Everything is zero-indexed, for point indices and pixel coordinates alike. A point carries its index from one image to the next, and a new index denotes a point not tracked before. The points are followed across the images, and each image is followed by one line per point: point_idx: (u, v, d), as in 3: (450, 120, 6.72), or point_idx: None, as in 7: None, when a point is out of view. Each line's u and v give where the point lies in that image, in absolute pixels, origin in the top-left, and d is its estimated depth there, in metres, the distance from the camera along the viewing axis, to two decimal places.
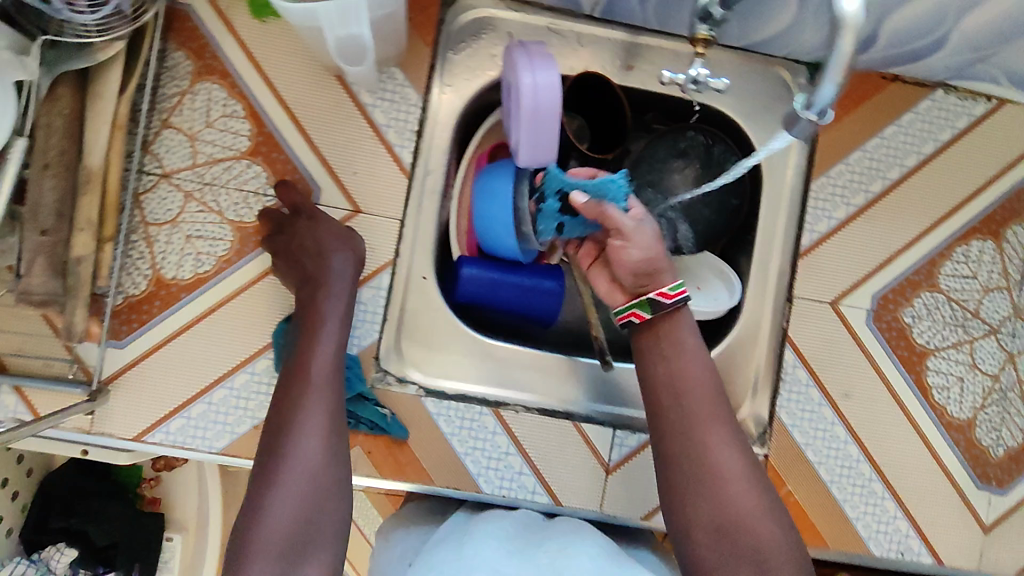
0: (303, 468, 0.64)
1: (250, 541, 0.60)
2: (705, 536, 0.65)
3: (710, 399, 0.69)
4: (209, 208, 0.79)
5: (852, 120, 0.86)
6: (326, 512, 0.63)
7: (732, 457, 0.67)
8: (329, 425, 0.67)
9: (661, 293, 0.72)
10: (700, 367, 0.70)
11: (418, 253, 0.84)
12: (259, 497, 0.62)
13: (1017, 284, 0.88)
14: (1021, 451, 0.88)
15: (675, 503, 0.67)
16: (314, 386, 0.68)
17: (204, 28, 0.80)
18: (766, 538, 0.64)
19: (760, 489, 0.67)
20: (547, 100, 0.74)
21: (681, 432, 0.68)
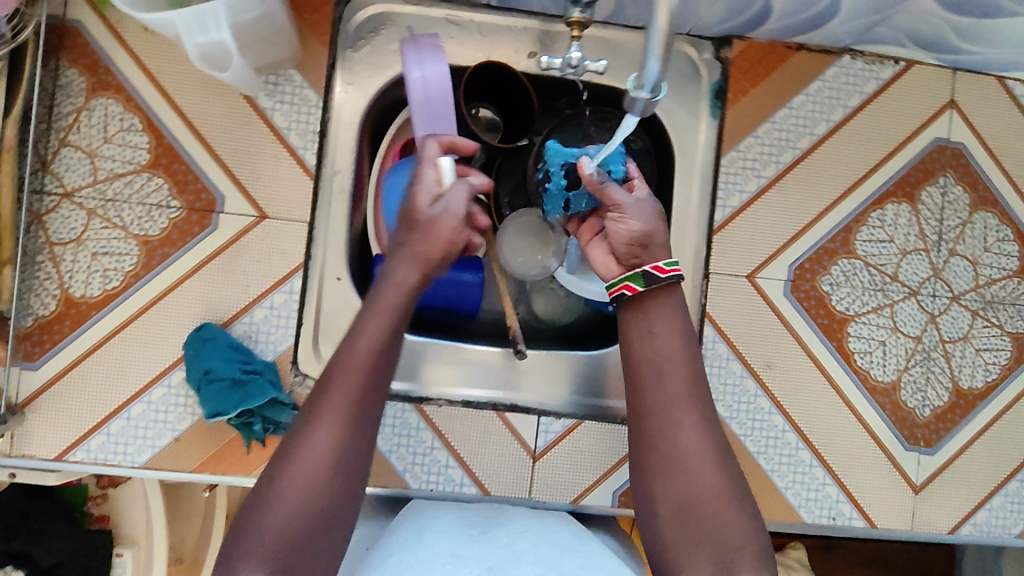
0: (308, 487, 0.59)
1: (239, 554, 0.56)
2: (669, 515, 0.67)
3: (688, 381, 0.71)
4: (113, 224, 0.79)
5: (760, 92, 0.86)
6: (330, 525, 0.59)
7: (706, 441, 0.69)
8: (347, 446, 0.61)
9: (655, 267, 0.72)
10: (682, 351, 0.72)
11: (329, 256, 0.84)
12: (258, 508, 0.58)
13: (935, 245, 0.88)
14: (948, 411, 0.89)
15: (645, 480, 0.70)
16: (343, 399, 0.61)
17: (94, 43, 0.79)
18: (728, 523, 0.66)
19: (726, 475, 0.68)
20: (437, 94, 0.74)
21: (659, 412, 0.70)
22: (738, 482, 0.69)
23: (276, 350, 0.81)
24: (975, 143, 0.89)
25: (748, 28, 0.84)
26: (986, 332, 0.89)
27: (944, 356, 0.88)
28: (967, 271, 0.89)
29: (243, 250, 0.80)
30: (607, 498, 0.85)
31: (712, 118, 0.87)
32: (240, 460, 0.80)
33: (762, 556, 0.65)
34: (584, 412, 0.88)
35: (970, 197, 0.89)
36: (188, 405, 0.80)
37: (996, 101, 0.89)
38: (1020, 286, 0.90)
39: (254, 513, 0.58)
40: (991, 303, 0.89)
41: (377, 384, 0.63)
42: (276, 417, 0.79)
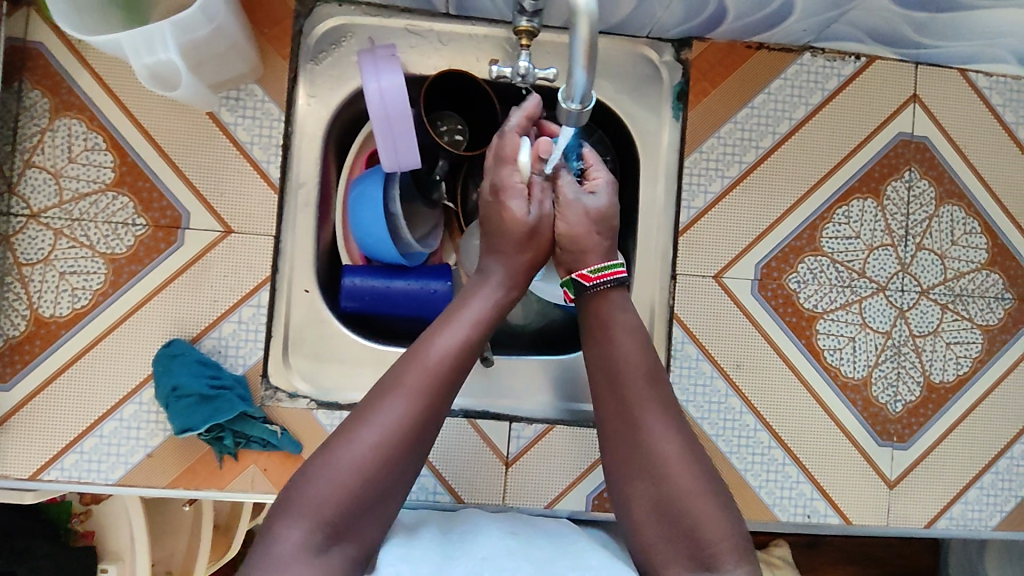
0: (374, 449, 0.64)
1: (294, 509, 0.62)
2: (645, 514, 0.68)
3: (646, 380, 0.71)
4: (81, 243, 0.80)
5: (721, 93, 0.86)
6: (380, 493, 0.64)
7: (670, 438, 0.69)
8: (419, 418, 0.67)
9: (582, 275, 0.76)
10: (637, 353, 0.72)
11: (296, 268, 0.84)
12: (324, 462, 0.64)
13: (902, 239, 0.88)
14: (920, 405, 0.89)
15: (619, 487, 0.70)
16: (420, 374, 0.68)
17: (56, 64, 0.79)
18: (703, 516, 0.65)
19: (701, 471, 0.68)
20: (395, 103, 0.74)
21: (621, 415, 0.71)
22: (715, 477, 0.68)
23: (246, 364, 0.82)
24: (939, 137, 0.89)
25: (707, 29, 0.84)
26: (956, 326, 0.89)
27: (915, 351, 0.89)
28: (934, 265, 0.89)
29: (209, 265, 0.81)
30: (582, 502, 0.85)
31: (675, 121, 0.88)
32: (213, 475, 0.80)
33: (739, 547, 0.65)
34: (557, 416, 0.88)
35: (935, 191, 0.89)
36: (159, 421, 0.80)
37: (959, 94, 0.89)
38: (989, 279, 0.90)
39: (315, 471, 0.64)
40: (960, 296, 0.89)
41: (456, 367, 0.70)
42: (247, 431, 0.80)
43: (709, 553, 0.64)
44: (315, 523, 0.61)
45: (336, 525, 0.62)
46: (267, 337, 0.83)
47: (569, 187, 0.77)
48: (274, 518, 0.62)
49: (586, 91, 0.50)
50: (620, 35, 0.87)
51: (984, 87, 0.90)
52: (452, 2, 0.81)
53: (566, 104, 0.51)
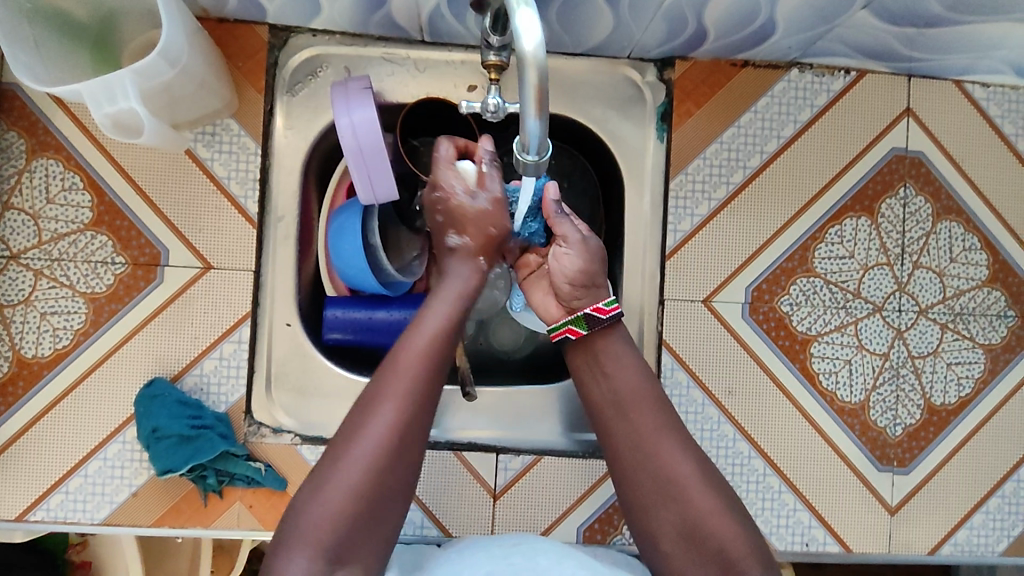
0: (369, 464, 0.60)
1: (292, 541, 0.58)
2: (671, 545, 0.64)
3: (655, 408, 0.68)
4: (61, 283, 0.79)
5: (706, 113, 0.84)
6: (380, 510, 0.61)
7: (686, 465, 0.66)
8: (410, 423, 0.62)
9: (596, 309, 0.71)
10: (640, 381, 0.70)
11: (277, 303, 0.83)
12: (318, 486, 0.60)
13: (898, 259, 0.86)
14: (921, 428, 0.86)
15: (639, 523, 0.67)
16: (408, 381, 0.63)
17: (32, 105, 0.79)
18: (731, 538, 0.63)
19: (721, 489, 0.66)
20: (368, 140, 0.74)
21: (633, 447, 0.67)
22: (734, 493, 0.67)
23: (228, 402, 0.81)
24: (935, 152, 0.86)
25: (689, 49, 0.82)
26: (957, 346, 0.86)
27: (914, 372, 0.86)
28: (933, 283, 0.86)
29: (189, 302, 0.80)
30: (571, 534, 0.83)
31: (659, 142, 0.86)
32: (198, 513, 0.80)
33: (767, 563, 0.63)
34: (552, 445, 0.86)
35: (932, 207, 0.86)
36: (143, 460, 0.80)
37: (954, 107, 0.87)
38: (991, 296, 0.87)
39: (308, 499, 0.60)
40: (960, 315, 0.86)
41: (443, 364, 0.66)
42: (229, 469, 0.79)
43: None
44: (317, 553, 0.58)
45: (339, 552, 0.58)
46: (249, 373, 0.82)
47: (573, 228, 0.74)
48: (274, 553, 0.59)
49: (542, 141, 0.49)
50: (601, 56, 0.85)
51: (980, 98, 0.87)
52: (427, 29, 0.80)
53: (523, 153, 0.50)
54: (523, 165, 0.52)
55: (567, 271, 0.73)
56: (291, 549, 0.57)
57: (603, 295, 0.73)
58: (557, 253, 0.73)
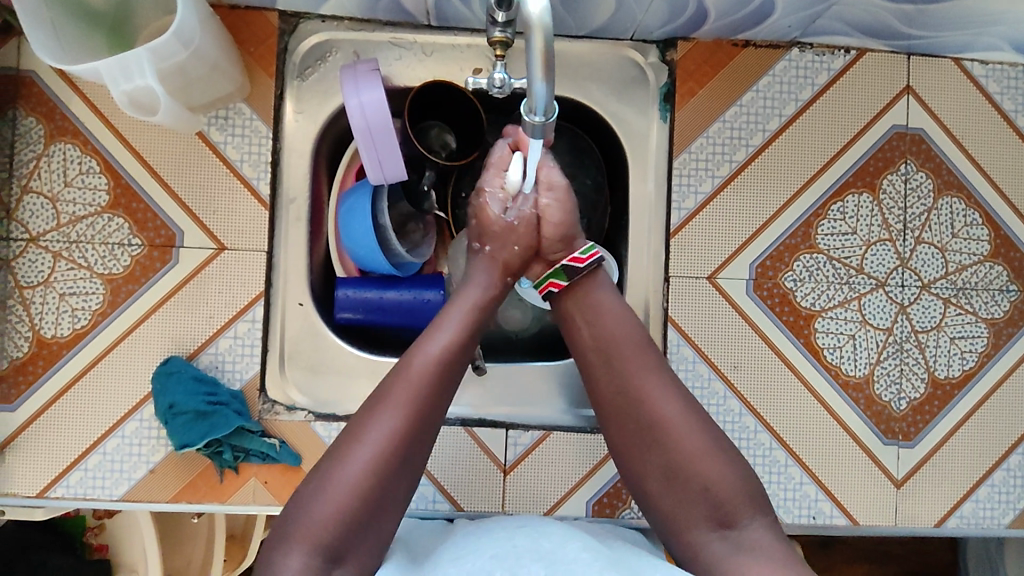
0: (364, 470, 0.63)
1: (291, 535, 0.61)
2: (657, 484, 0.67)
3: (639, 352, 0.71)
4: (79, 264, 0.81)
5: (708, 92, 0.86)
6: (376, 515, 0.63)
7: (670, 407, 0.68)
8: (407, 437, 0.65)
9: (573, 258, 0.76)
10: (624, 327, 0.72)
11: (290, 283, 0.85)
12: (317, 486, 0.63)
13: (900, 234, 0.87)
14: (926, 402, 0.87)
15: (627, 464, 0.70)
16: (407, 393, 0.66)
17: (49, 91, 0.81)
18: (714, 477, 0.65)
19: (704, 428, 0.68)
20: (376, 119, 0.75)
21: (616, 387, 0.70)
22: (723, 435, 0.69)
23: (243, 379, 0.82)
24: (935, 129, 0.87)
25: (691, 29, 0.83)
26: (960, 320, 0.87)
27: (918, 347, 0.87)
28: (935, 258, 0.87)
29: (204, 282, 0.82)
30: (581, 508, 0.85)
31: (662, 122, 0.87)
32: (214, 489, 0.81)
33: (754, 502, 0.65)
34: (561, 420, 0.88)
35: (933, 183, 0.87)
36: (160, 437, 0.81)
37: (954, 84, 0.88)
38: (993, 271, 0.88)
39: (307, 500, 0.62)
40: (963, 289, 0.87)
41: (443, 378, 0.68)
42: (245, 445, 0.80)
43: (727, 514, 0.64)
44: (313, 548, 0.60)
45: (335, 547, 0.61)
46: (263, 352, 0.84)
47: (558, 177, 0.78)
48: (273, 548, 0.61)
49: (548, 103, 0.50)
50: (604, 38, 0.87)
51: (979, 75, 0.88)
52: (433, 14, 0.81)
53: (530, 116, 0.52)
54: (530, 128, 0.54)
55: (551, 222, 0.77)
56: (290, 541, 0.61)
57: (580, 244, 0.78)
58: (540, 204, 0.77)
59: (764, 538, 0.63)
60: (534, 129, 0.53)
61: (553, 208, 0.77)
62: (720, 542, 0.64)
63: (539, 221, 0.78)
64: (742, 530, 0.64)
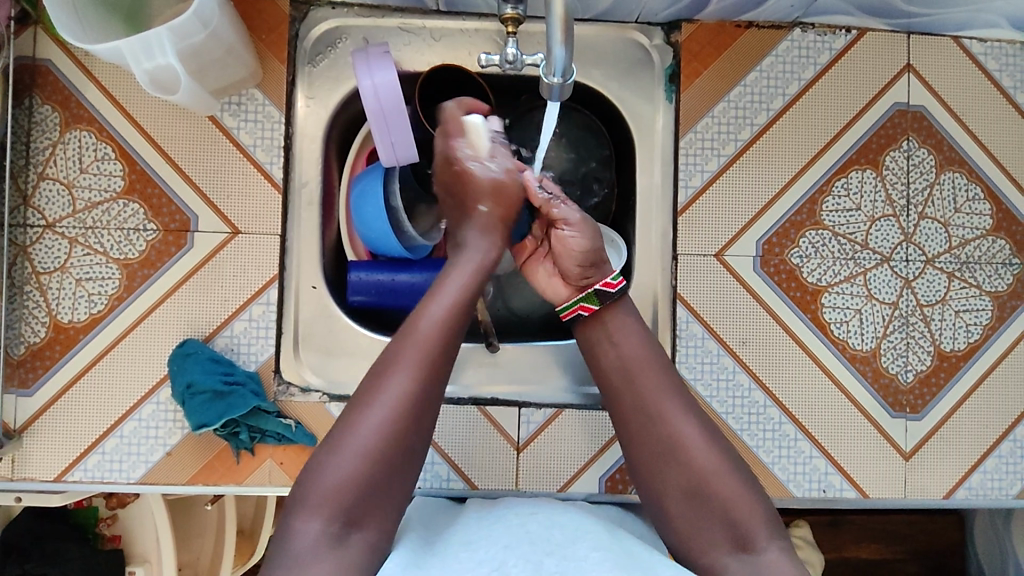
0: (379, 430, 0.63)
1: (308, 501, 0.62)
2: (677, 504, 0.66)
3: (659, 373, 0.71)
4: (95, 250, 0.82)
5: (713, 72, 0.87)
6: (391, 477, 0.64)
7: (689, 428, 0.68)
8: (419, 395, 0.65)
9: (604, 284, 0.74)
10: (644, 350, 0.72)
11: (304, 265, 0.87)
12: (333, 448, 0.64)
13: (904, 210, 0.88)
14: (932, 374, 0.88)
15: (645, 483, 0.68)
16: (419, 351, 0.67)
17: (65, 79, 0.82)
18: (732, 498, 0.65)
19: (723, 448, 0.68)
20: (389, 99, 0.77)
21: (639, 410, 0.70)
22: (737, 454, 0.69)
23: (258, 361, 0.83)
24: (936, 106, 0.89)
25: (695, 10, 0.85)
26: (964, 294, 0.89)
27: (923, 320, 0.88)
28: (939, 233, 0.88)
29: (219, 265, 0.83)
30: (594, 484, 0.85)
31: (669, 103, 0.89)
32: (230, 471, 0.82)
33: (771, 521, 0.65)
34: (569, 399, 0.88)
35: (935, 158, 0.89)
36: (176, 420, 0.82)
37: (954, 62, 0.89)
38: (996, 245, 0.89)
39: (321, 465, 0.63)
40: (966, 263, 0.89)
41: (452, 336, 0.69)
42: (261, 425, 0.81)
43: (745, 535, 0.64)
44: (329, 515, 0.61)
45: (352, 512, 0.62)
46: (277, 334, 0.85)
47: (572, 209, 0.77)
48: (288, 516, 0.62)
49: (566, 66, 0.53)
50: (609, 21, 0.89)
51: (978, 53, 0.90)
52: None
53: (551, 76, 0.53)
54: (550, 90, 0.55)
55: (573, 252, 0.76)
56: (307, 508, 0.61)
57: (609, 270, 0.76)
58: (562, 235, 0.76)
59: (782, 561, 0.62)
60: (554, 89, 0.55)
61: (579, 239, 0.75)
62: (737, 563, 0.63)
63: (558, 250, 0.77)
64: (761, 551, 0.63)
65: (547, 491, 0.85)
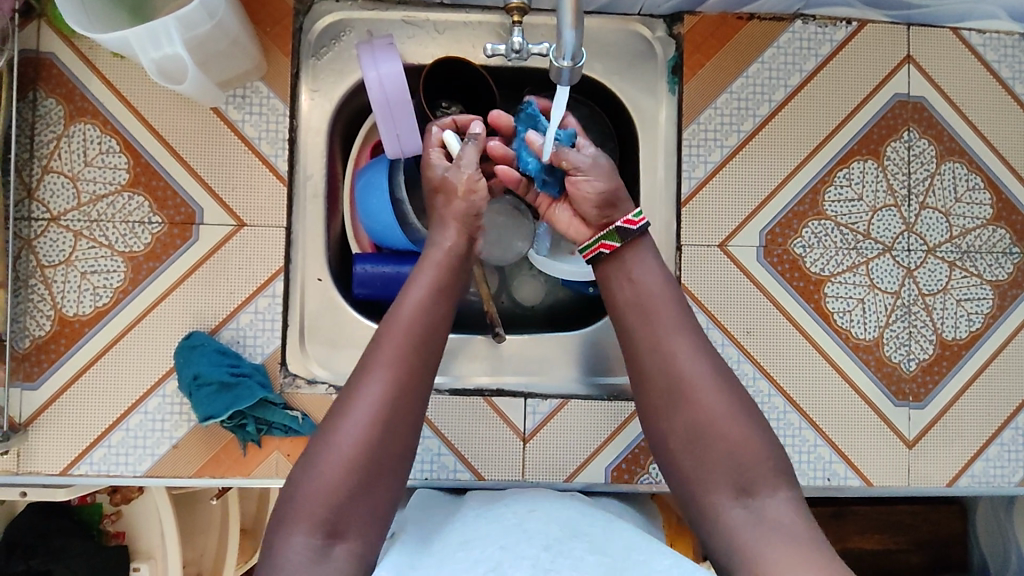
0: (356, 438, 0.63)
1: (291, 514, 0.62)
2: (680, 445, 0.66)
3: (672, 312, 0.70)
4: (100, 243, 0.82)
5: (716, 64, 0.88)
6: (373, 483, 0.63)
7: (697, 367, 0.67)
8: (395, 397, 0.65)
9: (626, 221, 0.73)
10: (659, 288, 0.71)
11: (309, 258, 0.87)
12: (313, 459, 0.64)
13: (905, 200, 0.89)
14: (934, 363, 0.89)
15: (651, 421, 0.68)
16: (392, 355, 0.67)
17: (68, 72, 0.82)
18: (738, 441, 0.64)
19: (732, 390, 0.66)
20: (394, 89, 0.77)
21: (650, 344, 0.68)
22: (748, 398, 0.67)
23: (264, 354, 0.83)
24: (936, 96, 0.90)
25: (696, 1, 0.86)
26: (966, 283, 0.89)
27: (925, 309, 0.89)
28: (940, 223, 0.89)
29: (224, 257, 0.83)
30: (601, 474, 0.86)
31: (671, 95, 0.90)
32: (237, 463, 0.82)
33: (776, 472, 0.63)
34: (575, 390, 0.90)
35: (935, 148, 0.89)
36: (183, 412, 0.82)
37: (953, 53, 0.90)
38: (996, 234, 0.90)
39: (302, 476, 0.63)
40: (967, 252, 0.89)
41: (426, 337, 0.69)
42: (268, 417, 0.81)
43: (750, 481, 0.62)
44: (312, 526, 0.61)
45: (334, 522, 0.61)
46: (283, 326, 0.85)
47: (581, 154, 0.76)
48: (274, 530, 0.62)
49: (576, 50, 0.54)
50: (612, 14, 0.90)
51: (977, 44, 0.91)
52: None
53: (561, 61, 0.54)
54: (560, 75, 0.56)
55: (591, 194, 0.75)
56: (290, 521, 0.61)
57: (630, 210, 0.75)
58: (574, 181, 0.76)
59: (787, 510, 0.61)
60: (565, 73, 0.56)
61: (596, 180, 0.75)
62: (741, 511, 0.62)
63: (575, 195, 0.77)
64: (764, 501, 0.62)
65: (553, 482, 0.86)
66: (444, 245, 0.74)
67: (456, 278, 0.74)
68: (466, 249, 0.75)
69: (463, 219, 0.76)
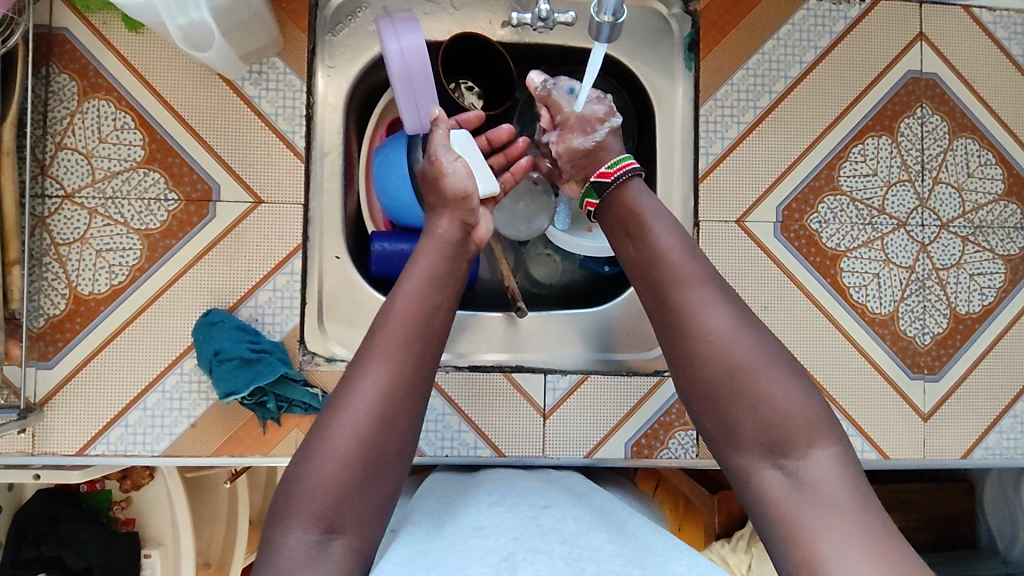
0: (352, 431, 0.61)
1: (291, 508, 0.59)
2: (707, 403, 0.64)
3: (682, 263, 0.68)
4: (115, 220, 0.81)
5: (732, 39, 0.88)
6: (376, 474, 0.62)
7: (719, 319, 0.64)
8: (390, 387, 0.64)
9: (600, 173, 0.76)
10: (668, 240, 0.70)
11: (325, 235, 0.87)
12: (309, 450, 0.62)
13: (919, 175, 0.90)
14: (949, 337, 0.90)
15: (677, 376, 0.67)
16: (388, 343, 0.65)
17: (82, 48, 0.81)
18: (769, 398, 0.61)
19: (758, 341, 0.64)
20: (416, 62, 0.77)
21: (662, 300, 0.68)
22: (780, 350, 0.65)
23: (282, 331, 0.83)
24: (948, 73, 0.91)
25: None
26: (978, 257, 0.90)
27: (939, 284, 0.89)
28: (952, 198, 0.90)
29: (242, 234, 0.82)
30: (620, 450, 0.86)
31: (687, 71, 0.90)
32: (257, 441, 0.81)
33: (813, 429, 0.60)
34: (590, 366, 0.90)
35: (948, 125, 0.90)
36: (201, 390, 0.81)
37: (965, 31, 0.91)
38: (1008, 209, 0.91)
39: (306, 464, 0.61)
40: (980, 228, 0.90)
41: (421, 325, 0.67)
42: (289, 394, 0.80)
43: (782, 442, 0.60)
44: (309, 523, 0.58)
45: (333, 517, 0.59)
46: (301, 303, 0.84)
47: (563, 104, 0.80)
48: (271, 527, 0.60)
49: (617, 5, 0.58)
50: None
51: (988, 22, 0.92)
52: None
53: (602, 15, 0.59)
54: (598, 31, 0.60)
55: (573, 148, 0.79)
56: (288, 516, 0.59)
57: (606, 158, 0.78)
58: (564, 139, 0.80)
59: (829, 473, 0.58)
60: (604, 29, 0.60)
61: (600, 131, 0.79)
62: (775, 473, 0.60)
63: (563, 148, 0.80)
64: (800, 462, 0.59)
65: (573, 458, 0.86)
66: (437, 233, 0.73)
67: (455, 268, 0.73)
68: (462, 238, 0.74)
69: (455, 205, 0.74)
